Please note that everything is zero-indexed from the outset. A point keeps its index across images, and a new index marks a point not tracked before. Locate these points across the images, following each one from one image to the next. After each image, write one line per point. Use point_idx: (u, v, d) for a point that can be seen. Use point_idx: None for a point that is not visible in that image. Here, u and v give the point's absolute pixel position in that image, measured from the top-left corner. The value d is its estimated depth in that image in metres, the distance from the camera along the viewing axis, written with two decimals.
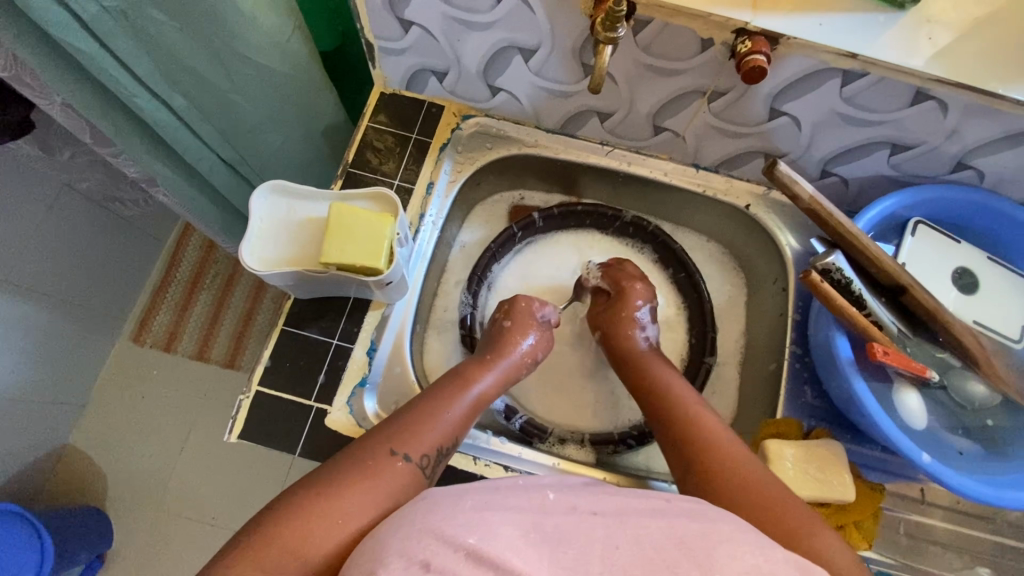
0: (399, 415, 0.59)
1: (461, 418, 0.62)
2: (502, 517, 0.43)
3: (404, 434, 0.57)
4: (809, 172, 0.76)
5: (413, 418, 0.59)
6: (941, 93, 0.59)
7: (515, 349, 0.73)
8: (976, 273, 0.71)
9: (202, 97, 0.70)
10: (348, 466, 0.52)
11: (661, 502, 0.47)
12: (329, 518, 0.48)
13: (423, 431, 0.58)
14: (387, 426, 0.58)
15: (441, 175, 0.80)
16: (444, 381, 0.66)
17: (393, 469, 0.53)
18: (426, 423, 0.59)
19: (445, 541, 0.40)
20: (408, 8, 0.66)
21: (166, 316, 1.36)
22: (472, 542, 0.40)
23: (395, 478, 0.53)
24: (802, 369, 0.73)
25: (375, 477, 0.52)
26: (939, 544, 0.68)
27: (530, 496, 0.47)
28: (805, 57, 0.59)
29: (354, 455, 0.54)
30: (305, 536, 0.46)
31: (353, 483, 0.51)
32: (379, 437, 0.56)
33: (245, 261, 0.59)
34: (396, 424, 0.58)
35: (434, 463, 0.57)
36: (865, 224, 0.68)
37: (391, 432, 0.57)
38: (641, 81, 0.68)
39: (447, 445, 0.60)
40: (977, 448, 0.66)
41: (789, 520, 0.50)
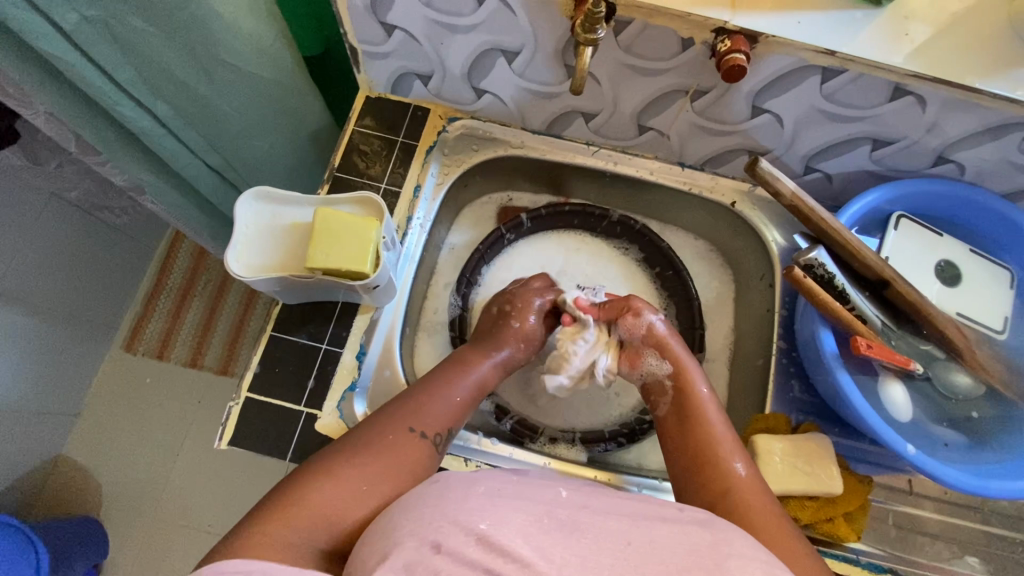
0: (412, 392, 0.60)
1: (468, 399, 0.64)
2: (498, 508, 0.43)
3: (419, 411, 0.58)
4: (792, 168, 0.76)
5: (426, 394, 0.61)
6: (919, 88, 0.59)
7: (512, 334, 0.73)
8: (958, 266, 0.71)
9: (187, 104, 0.70)
10: (366, 439, 0.54)
11: (671, 507, 0.47)
12: (351, 486, 0.49)
13: (436, 409, 0.59)
14: (401, 404, 0.59)
15: (427, 177, 0.80)
16: (452, 362, 0.67)
17: (409, 444, 0.55)
18: (438, 401, 0.61)
19: (456, 525, 0.41)
20: (390, 12, 0.66)
21: (158, 324, 1.36)
22: (484, 528, 0.41)
23: (410, 453, 0.54)
24: (789, 363, 0.74)
25: (394, 451, 0.53)
26: (929, 535, 0.68)
27: (543, 489, 0.47)
28: (784, 55, 0.60)
29: (372, 429, 0.55)
30: (330, 502, 0.48)
31: (373, 457, 0.52)
32: (396, 412, 0.58)
33: (230, 268, 0.59)
34: (410, 402, 0.59)
35: (446, 441, 0.59)
36: (849, 220, 0.69)
37: (407, 409, 0.58)
38: (624, 82, 0.69)
39: (457, 424, 0.61)
40: (963, 439, 0.66)
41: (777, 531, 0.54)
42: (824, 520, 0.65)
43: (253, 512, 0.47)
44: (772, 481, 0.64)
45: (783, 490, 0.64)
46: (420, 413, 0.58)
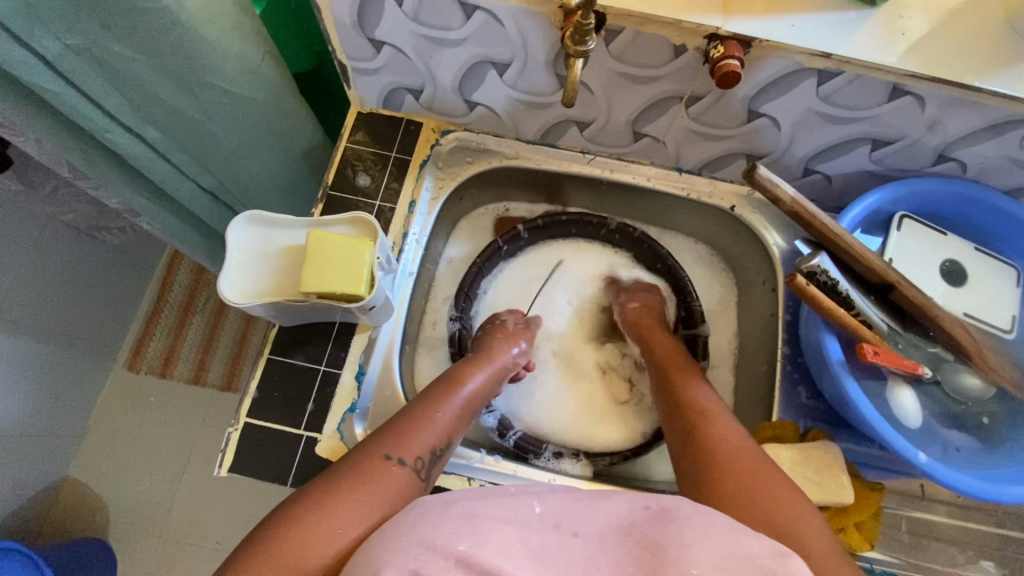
0: (393, 421, 0.60)
1: (453, 419, 0.63)
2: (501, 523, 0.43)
3: (400, 439, 0.57)
4: (791, 170, 0.75)
5: (406, 422, 0.60)
6: (917, 88, 0.58)
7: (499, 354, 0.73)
8: (964, 265, 0.70)
9: (174, 126, 0.69)
10: (343, 472, 0.53)
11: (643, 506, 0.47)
12: (326, 526, 0.47)
13: (416, 434, 0.58)
14: (379, 434, 0.58)
15: (422, 192, 0.79)
16: (439, 382, 0.67)
17: (387, 474, 0.54)
18: (418, 426, 0.59)
19: (435, 550, 0.40)
20: (378, 28, 0.65)
21: (159, 342, 1.35)
22: (462, 549, 0.40)
23: (389, 482, 0.53)
24: (794, 370, 0.72)
25: (369, 482, 0.52)
26: (943, 540, 0.67)
27: (518, 502, 0.46)
28: (778, 59, 0.59)
29: (348, 463, 0.54)
30: (304, 544, 0.46)
31: (346, 491, 0.51)
32: (373, 444, 0.56)
33: (223, 294, 0.57)
34: (389, 431, 0.58)
35: (429, 466, 0.58)
36: (851, 222, 0.67)
37: (385, 438, 0.57)
38: (616, 90, 0.68)
39: (442, 448, 0.60)
40: (974, 442, 0.65)
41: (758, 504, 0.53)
42: (837, 531, 0.64)
43: (242, 552, 0.47)
44: None
45: None
46: (400, 443, 0.57)
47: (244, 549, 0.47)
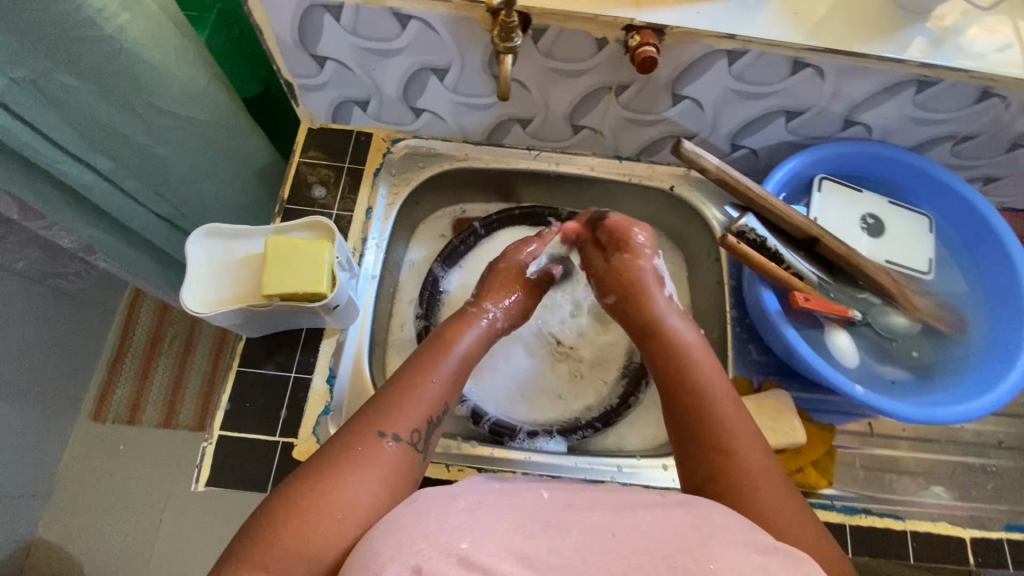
0: (381, 394, 0.58)
1: (444, 388, 0.62)
2: (488, 519, 0.45)
3: (393, 413, 0.56)
4: (720, 147, 0.81)
5: (397, 393, 0.59)
6: (815, 60, 0.65)
7: (480, 315, 0.72)
8: (881, 217, 0.77)
9: (126, 153, 0.70)
10: (341, 450, 0.52)
11: (653, 496, 0.51)
12: (329, 516, 0.46)
13: (409, 407, 0.57)
14: (370, 406, 0.57)
15: (378, 199, 0.82)
16: (427, 349, 0.65)
17: (384, 451, 0.53)
18: (410, 398, 0.58)
19: (436, 548, 0.40)
20: (320, 44, 0.69)
21: (125, 388, 1.33)
22: (465, 546, 0.41)
23: (387, 459, 0.52)
24: (742, 330, 0.77)
25: (368, 461, 0.51)
26: (895, 472, 0.73)
27: (522, 495, 0.50)
28: (689, 44, 0.65)
29: (344, 437, 0.53)
30: (309, 538, 0.45)
31: (348, 470, 0.50)
32: (366, 421, 0.55)
33: (187, 305, 0.59)
34: (382, 403, 0.57)
35: (425, 437, 0.57)
36: (776, 186, 0.74)
37: (376, 412, 0.56)
38: (551, 85, 0.73)
39: (437, 415, 0.60)
40: (908, 375, 0.70)
41: (770, 507, 0.51)
42: (796, 471, 0.68)
43: (238, 539, 0.46)
44: None
45: None
46: (393, 417, 0.56)
47: (240, 540, 0.46)
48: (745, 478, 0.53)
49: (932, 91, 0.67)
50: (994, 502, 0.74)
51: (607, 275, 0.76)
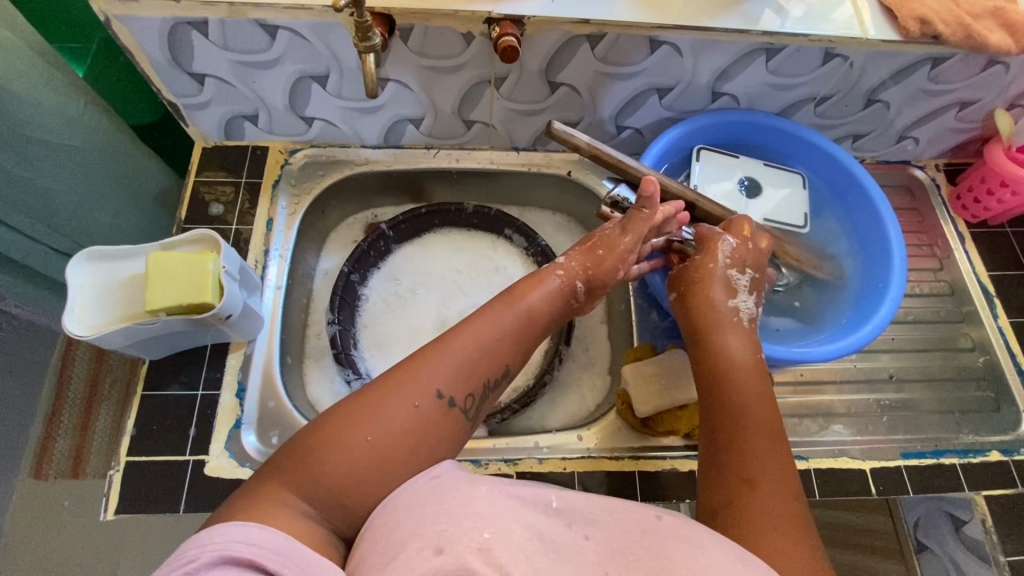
0: (439, 342, 0.54)
1: (512, 355, 0.56)
2: (505, 510, 0.42)
3: (453, 370, 0.52)
4: (606, 129, 0.85)
5: (456, 349, 0.53)
6: (668, 37, 0.69)
7: (557, 279, 0.63)
8: (758, 179, 0.82)
9: (6, 188, 0.69)
10: (390, 398, 0.48)
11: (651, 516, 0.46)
12: (367, 465, 0.45)
13: (471, 370, 0.53)
14: (426, 357, 0.52)
15: (278, 210, 0.82)
16: (499, 302, 0.59)
17: (435, 412, 0.49)
18: (473, 357, 0.53)
19: (459, 531, 0.39)
20: (194, 61, 0.70)
21: (65, 442, 1.27)
22: (486, 537, 0.39)
23: (437, 422, 0.49)
24: (644, 299, 0.82)
25: (416, 419, 0.48)
26: (795, 416, 0.79)
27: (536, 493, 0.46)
28: (549, 31, 0.68)
29: (397, 384, 0.50)
30: (344, 481, 0.44)
31: (394, 422, 0.47)
32: (427, 372, 0.51)
33: (70, 330, 0.58)
34: (445, 360, 0.52)
35: (480, 402, 0.53)
36: (656, 159, 0.78)
37: (434, 367, 0.51)
38: (432, 83, 0.75)
39: (496, 379, 0.55)
40: (793, 322, 0.75)
41: (769, 550, 0.44)
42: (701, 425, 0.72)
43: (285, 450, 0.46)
44: (644, 403, 0.71)
45: (654, 409, 0.71)
46: (448, 372, 0.51)
47: (289, 453, 0.46)
48: (753, 513, 0.47)
49: (781, 57, 0.73)
50: (892, 434, 0.79)
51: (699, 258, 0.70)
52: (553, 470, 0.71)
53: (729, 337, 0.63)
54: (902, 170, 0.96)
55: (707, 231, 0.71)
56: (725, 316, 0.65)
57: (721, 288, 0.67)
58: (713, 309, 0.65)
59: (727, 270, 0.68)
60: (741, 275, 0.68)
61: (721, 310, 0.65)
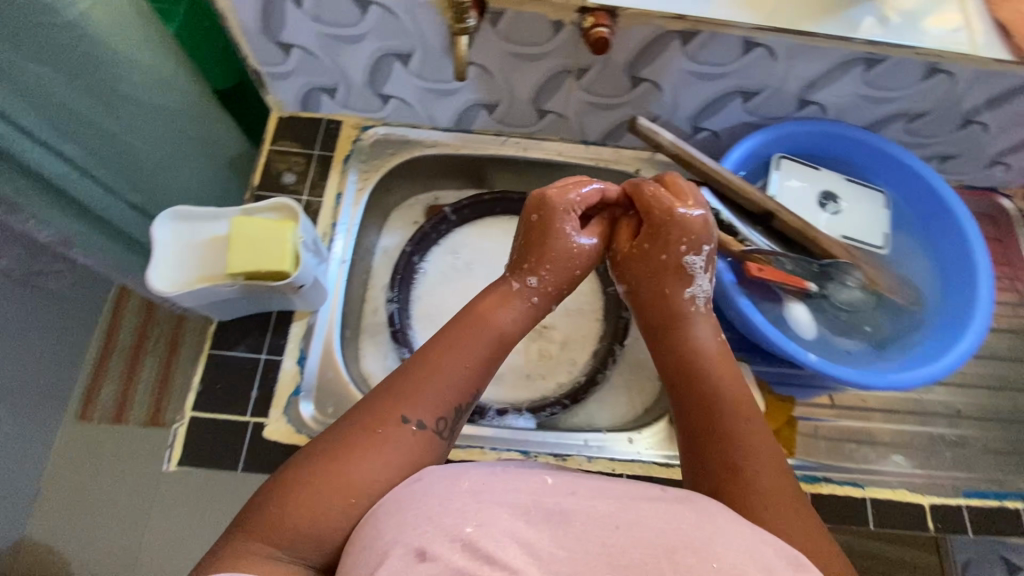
0: (405, 371, 0.55)
1: (477, 374, 0.57)
2: (495, 500, 0.44)
3: (417, 395, 0.53)
4: (682, 129, 0.83)
5: (421, 376, 0.55)
6: (765, 39, 0.67)
7: (503, 299, 0.63)
8: (839, 194, 0.79)
9: (97, 142, 0.71)
10: (356, 431, 0.50)
11: (653, 488, 0.47)
12: (339, 500, 0.46)
13: (433, 392, 0.54)
14: (388, 387, 0.54)
15: (347, 185, 0.83)
16: (456, 324, 0.60)
17: (403, 436, 0.51)
18: (437, 381, 0.55)
19: (440, 530, 0.40)
20: (283, 31, 0.70)
21: (111, 389, 1.33)
22: (468, 532, 0.40)
23: (404, 446, 0.50)
24: None
25: (383, 445, 0.50)
26: (855, 441, 0.76)
27: (528, 477, 0.47)
28: (642, 25, 0.66)
29: (367, 414, 0.52)
30: (315, 520, 0.45)
31: (359, 455, 0.48)
32: (389, 401, 0.53)
33: (153, 287, 0.60)
34: (407, 386, 0.54)
35: (452, 424, 0.55)
36: (735, 164, 0.75)
37: (397, 395, 0.53)
38: (513, 69, 0.75)
39: (464, 401, 0.56)
40: (863, 346, 0.72)
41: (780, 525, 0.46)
42: None
43: (253, 504, 0.47)
44: None
45: None
46: (416, 399, 0.53)
47: (258, 504, 0.47)
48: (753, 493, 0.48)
49: (879, 69, 0.69)
50: (953, 469, 0.76)
51: (647, 247, 0.65)
52: (601, 470, 0.71)
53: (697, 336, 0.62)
54: (987, 197, 0.91)
55: (654, 203, 0.64)
56: (686, 313, 0.63)
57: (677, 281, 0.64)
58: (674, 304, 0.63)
59: (682, 256, 0.64)
60: (698, 257, 0.64)
61: (678, 302, 0.63)
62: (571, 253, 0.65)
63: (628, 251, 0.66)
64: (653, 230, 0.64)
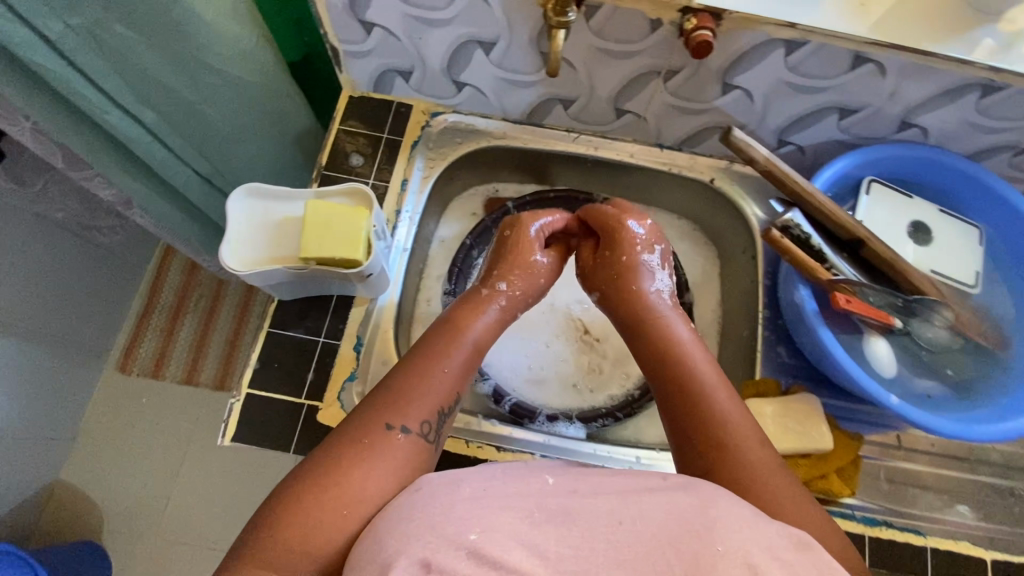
0: (390, 382, 0.55)
1: (458, 374, 0.59)
2: (500, 502, 0.42)
3: (403, 403, 0.53)
4: (767, 141, 0.79)
5: (403, 383, 0.55)
6: (879, 55, 0.62)
7: (473, 303, 0.66)
8: (931, 226, 0.74)
9: (172, 109, 0.71)
10: (346, 439, 0.50)
11: (654, 477, 0.45)
12: (329, 510, 0.45)
13: (419, 397, 0.54)
14: (375, 398, 0.54)
15: (414, 171, 0.81)
16: (437, 332, 0.62)
17: (391, 443, 0.50)
18: (424, 384, 0.55)
19: (444, 538, 0.39)
20: (369, 9, 0.68)
21: (151, 341, 1.36)
22: (474, 539, 0.38)
23: (395, 453, 0.50)
24: (773, 332, 0.76)
25: (373, 454, 0.49)
26: (920, 487, 0.72)
27: (527, 479, 0.46)
28: (748, 30, 0.62)
29: (352, 427, 0.51)
30: (308, 534, 0.44)
31: (348, 467, 0.47)
32: (375, 408, 0.53)
33: (226, 263, 0.59)
34: (389, 393, 0.54)
35: (437, 428, 0.54)
36: (823, 185, 0.71)
37: (384, 402, 0.53)
38: (599, 66, 0.71)
39: (448, 405, 0.56)
40: (947, 391, 0.67)
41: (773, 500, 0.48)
42: (819, 477, 0.67)
43: (244, 532, 0.45)
44: None
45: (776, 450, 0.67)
46: (402, 406, 0.53)
47: (249, 530, 0.45)
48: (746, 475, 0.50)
49: (998, 97, 0.64)
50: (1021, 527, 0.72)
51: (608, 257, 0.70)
52: None
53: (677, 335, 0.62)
54: None
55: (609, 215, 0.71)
56: (657, 314, 0.65)
57: (642, 279, 0.67)
58: (644, 306, 0.66)
59: (640, 257, 0.69)
60: (652, 255, 0.69)
61: (645, 301, 0.66)
62: (539, 263, 0.71)
63: (590, 264, 0.72)
64: (613, 238, 0.70)
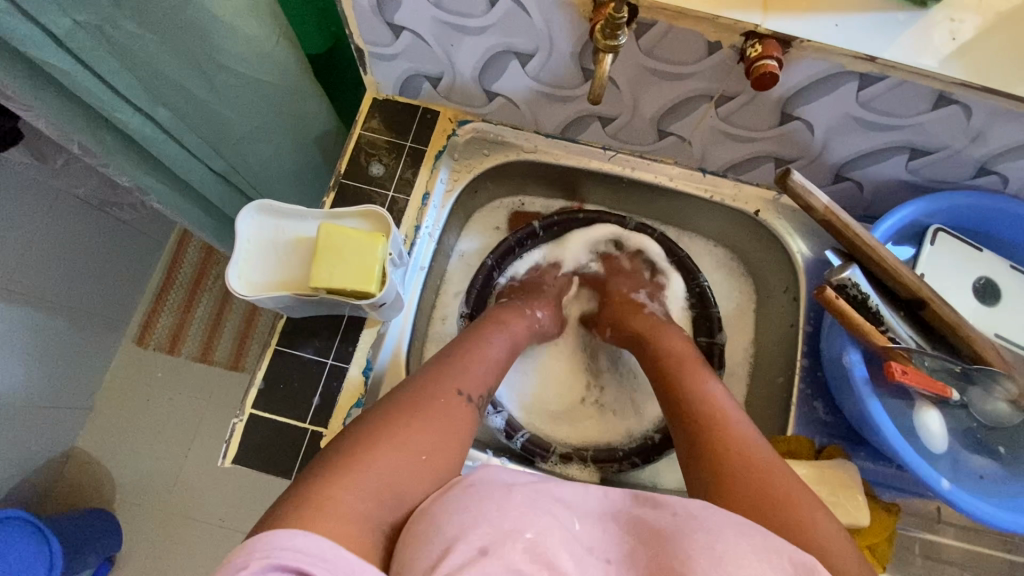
0: (448, 357, 0.61)
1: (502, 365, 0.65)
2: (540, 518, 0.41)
3: (461, 375, 0.59)
4: (822, 176, 0.72)
5: (460, 361, 0.61)
6: (965, 97, 0.54)
7: (519, 313, 0.72)
8: (999, 283, 0.67)
9: (187, 108, 0.67)
10: (404, 394, 0.54)
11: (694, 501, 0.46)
12: (387, 446, 0.48)
13: (473, 373, 0.60)
14: (437, 366, 0.59)
15: (437, 184, 0.76)
16: (484, 325, 0.69)
17: (449, 403, 0.55)
18: (473, 364, 0.61)
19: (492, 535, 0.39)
20: (397, 11, 0.62)
21: (169, 318, 1.33)
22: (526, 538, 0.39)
23: (447, 415, 0.54)
24: (810, 384, 0.70)
25: (426, 411, 0.52)
26: (953, 563, 0.67)
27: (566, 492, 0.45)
28: (818, 60, 0.55)
29: (414, 387, 0.55)
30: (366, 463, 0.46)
31: (409, 416, 0.51)
32: (436, 375, 0.57)
33: (233, 286, 0.56)
34: (450, 365, 0.60)
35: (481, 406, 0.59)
36: (884, 233, 0.65)
37: (445, 373, 0.58)
38: (644, 86, 0.65)
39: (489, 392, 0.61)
40: (1000, 470, 0.62)
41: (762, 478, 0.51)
42: None
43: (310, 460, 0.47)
44: None
45: None
46: (460, 378, 0.58)
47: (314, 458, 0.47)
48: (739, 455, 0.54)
49: None
50: None
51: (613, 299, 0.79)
52: None
53: (679, 351, 0.68)
54: None
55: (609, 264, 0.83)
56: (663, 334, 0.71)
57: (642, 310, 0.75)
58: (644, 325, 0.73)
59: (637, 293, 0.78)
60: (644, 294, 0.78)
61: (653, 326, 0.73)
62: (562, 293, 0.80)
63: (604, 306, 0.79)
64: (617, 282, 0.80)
